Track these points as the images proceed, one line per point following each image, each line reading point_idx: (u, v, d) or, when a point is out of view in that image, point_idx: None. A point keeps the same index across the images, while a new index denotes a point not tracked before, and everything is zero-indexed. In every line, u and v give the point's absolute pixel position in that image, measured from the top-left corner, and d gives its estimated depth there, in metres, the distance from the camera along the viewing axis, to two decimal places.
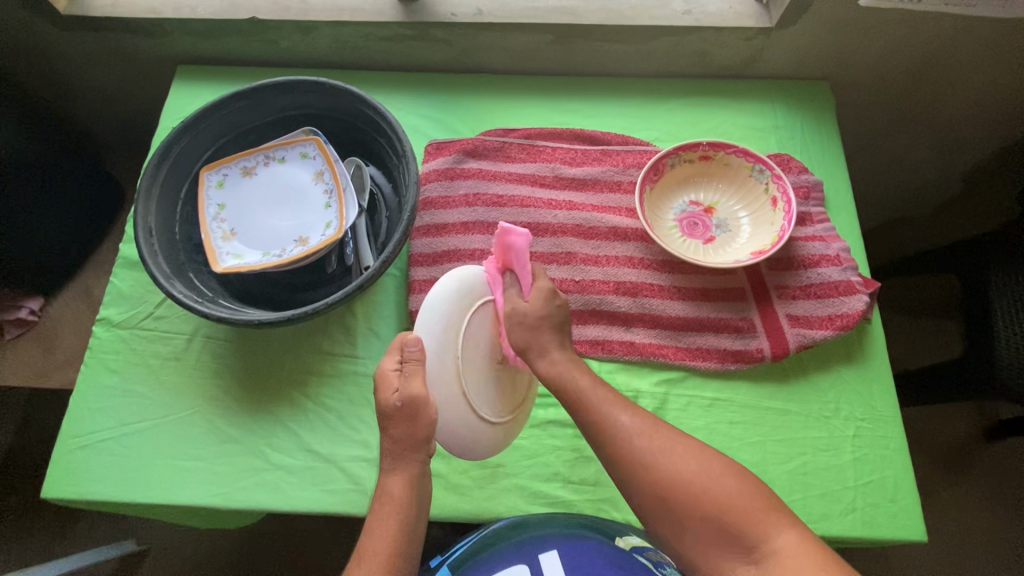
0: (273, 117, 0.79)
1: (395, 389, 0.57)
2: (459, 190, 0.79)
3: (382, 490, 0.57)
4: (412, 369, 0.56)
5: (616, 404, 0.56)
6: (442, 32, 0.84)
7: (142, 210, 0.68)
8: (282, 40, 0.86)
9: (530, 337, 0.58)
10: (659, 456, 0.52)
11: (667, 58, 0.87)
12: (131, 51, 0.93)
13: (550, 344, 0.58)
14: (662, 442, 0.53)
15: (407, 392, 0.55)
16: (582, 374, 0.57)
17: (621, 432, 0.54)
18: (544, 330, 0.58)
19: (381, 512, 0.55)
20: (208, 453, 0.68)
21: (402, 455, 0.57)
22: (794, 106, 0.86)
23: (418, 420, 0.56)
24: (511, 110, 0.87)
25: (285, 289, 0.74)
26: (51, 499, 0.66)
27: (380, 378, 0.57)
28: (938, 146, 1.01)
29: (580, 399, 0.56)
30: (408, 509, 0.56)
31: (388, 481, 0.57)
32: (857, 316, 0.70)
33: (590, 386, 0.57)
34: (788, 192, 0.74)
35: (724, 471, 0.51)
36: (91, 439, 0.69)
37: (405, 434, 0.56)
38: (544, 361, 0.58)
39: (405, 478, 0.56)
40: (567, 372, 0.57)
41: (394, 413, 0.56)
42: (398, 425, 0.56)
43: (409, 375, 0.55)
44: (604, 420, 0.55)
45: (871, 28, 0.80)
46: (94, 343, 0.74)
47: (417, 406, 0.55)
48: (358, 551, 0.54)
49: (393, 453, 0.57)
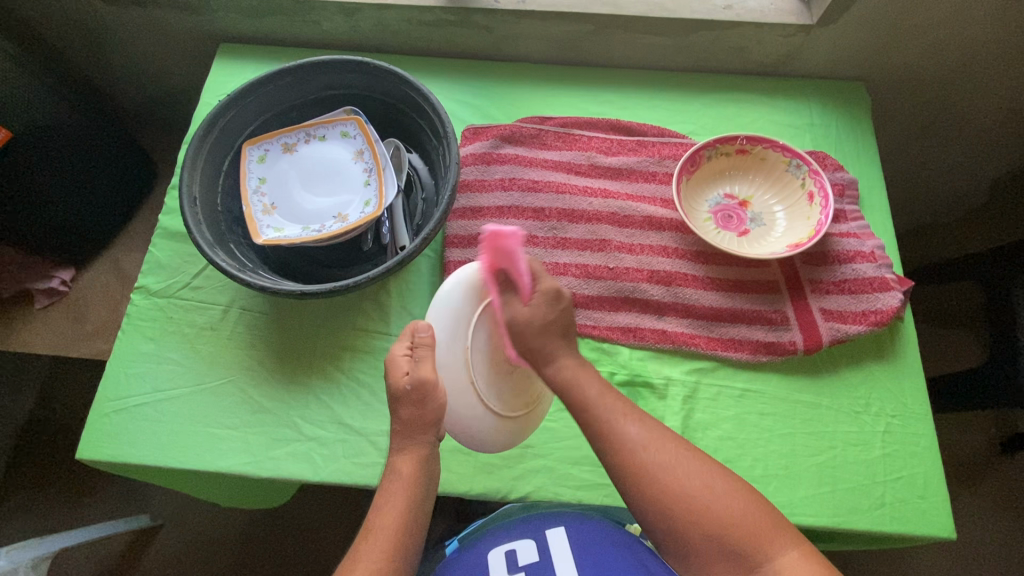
0: (314, 95, 0.80)
1: (405, 372, 0.58)
2: (495, 175, 0.80)
3: (390, 468, 0.58)
4: (423, 353, 0.59)
5: (625, 416, 0.55)
6: (483, 19, 0.85)
7: (187, 180, 0.69)
8: (325, 21, 0.87)
9: (536, 344, 0.57)
10: (669, 473, 0.52)
11: (706, 52, 0.87)
12: (175, 27, 0.94)
13: (556, 350, 0.57)
14: (669, 453, 0.53)
15: (416, 375, 0.57)
16: (595, 381, 0.57)
17: (632, 443, 0.53)
18: (548, 337, 0.57)
19: (389, 487, 0.56)
20: (240, 422, 0.69)
21: (412, 434, 0.57)
22: (829, 106, 0.87)
23: (428, 405, 0.57)
24: (548, 99, 0.87)
25: (321, 264, 0.75)
26: (85, 460, 0.66)
27: (389, 362, 0.59)
28: (968, 151, 1.01)
29: (585, 405, 0.56)
30: (416, 487, 0.56)
31: (396, 460, 0.57)
32: (891, 312, 0.70)
33: (597, 395, 0.56)
34: (826, 187, 0.74)
35: (730, 487, 0.52)
36: (126, 403, 0.69)
37: (415, 416, 0.57)
38: (553, 366, 0.57)
39: (415, 457, 0.57)
40: (580, 377, 0.57)
41: (403, 397, 0.57)
42: (407, 408, 0.57)
43: (419, 359, 0.58)
44: (614, 432, 0.54)
45: (911, 30, 0.81)
46: (132, 310, 0.74)
47: (426, 389, 0.57)
48: (367, 525, 0.55)
49: (402, 433, 0.58)
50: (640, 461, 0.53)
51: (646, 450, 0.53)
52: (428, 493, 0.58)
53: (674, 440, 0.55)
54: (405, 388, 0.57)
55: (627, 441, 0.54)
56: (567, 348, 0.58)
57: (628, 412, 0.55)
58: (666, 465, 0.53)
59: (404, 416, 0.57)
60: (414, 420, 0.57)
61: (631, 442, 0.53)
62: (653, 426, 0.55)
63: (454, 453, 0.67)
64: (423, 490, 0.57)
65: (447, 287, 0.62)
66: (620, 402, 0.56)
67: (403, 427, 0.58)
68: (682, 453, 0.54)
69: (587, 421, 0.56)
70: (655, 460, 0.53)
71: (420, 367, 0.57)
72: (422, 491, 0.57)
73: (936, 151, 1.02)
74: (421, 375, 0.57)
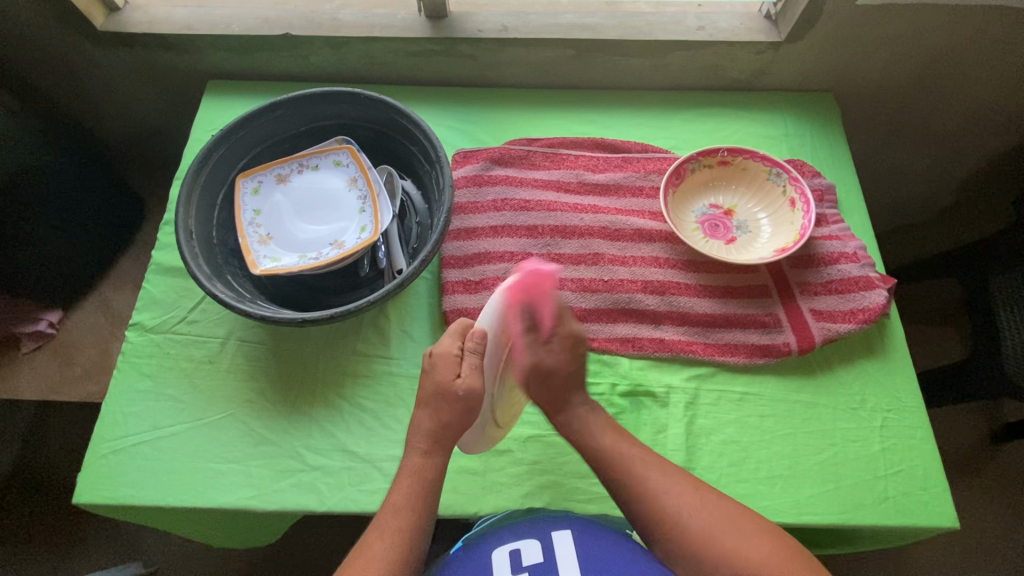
0: (306, 126, 0.81)
1: (456, 374, 0.60)
2: (487, 196, 0.82)
3: (410, 469, 0.59)
4: (473, 361, 0.60)
5: (643, 465, 0.58)
6: (469, 48, 0.88)
7: (183, 213, 0.70)
8: (313, 55, 0.90)
9: (554, 392, 0.62)
10: (686, 515, 0.55)
11: (682, 72, 0.91)
12: (164, 66, 0.95)
13: (573, 399, 0.62)
14: (690, 495, 0.56)
15: (469, 381, 0.59)
16: (613, 439, 0.61)
17: (652, 493, 0.57)
18: (566, 384, 0.62)
19: (406, 490, 0.57)
20: (242, 456, 0.68)
21: (439, 441, 0.59)
22: (801, 117, 0.91)
23: (467, 411, 0.59)
24: (535, 122, 0.90)
25: (318, 291, 0.75)
26: (82, 504, 0.65)
27: (440, 359, 0.61)
28: (933, 151, 1.06)
29: (606, 459, 0.59)
30: (427, 495, 0.58)
31: (419, 462, 0.59)
32: (878, 309, 0.73)
33: (612, 443, 0.60)
34: (806, 193, 0.78)
35: (741, 529, 0.54)
36: (124, 443, 0.68)
37: (451, 420, 0.59)
38: (566, 416, 0.62)
39: (438, 464, 0.59)
40: (596, 429, 0.61)
41: (450, 397, 0.59)
42: (450, 411, 0.59)
43: (471, 366, 0.60)
44: (632, 481, 0.58)
45: (871, 43, 0.86)
46: (127, 348, 0.74)
47: (474, 397, 0.59)
48: (378, 523, 0.56)
49: (433, 437, 0.59)
50: (662, 506, 0.56)
51: (668, 492, 0.57)
52: (433, 504, 0.58)
53: (695, 489, 0.57)
54: (457, 391, 0.59)
55: (652, 487, 0.57)
56: (581, 398, 0.63)
57: (646, 461, 0.59)
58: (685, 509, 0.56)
59: (441, 419, 0.59)
60: (451, 424, 0.59)
61: (649, 491, 0.57)
62: (669, 471, 0.58)
63: (461, 474, 0.67)
64: (432, 500, 0.58)
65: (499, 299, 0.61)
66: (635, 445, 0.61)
67: (435, 432, 0.59)
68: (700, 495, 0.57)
69: (605, 471, 0.60)
70: (675, 507, 0.56)
71: (471, 376, 0.59)
72: (433, 500, 0.58)
73: (904, 153, 1.07)
74: (472, 382, 0.59)
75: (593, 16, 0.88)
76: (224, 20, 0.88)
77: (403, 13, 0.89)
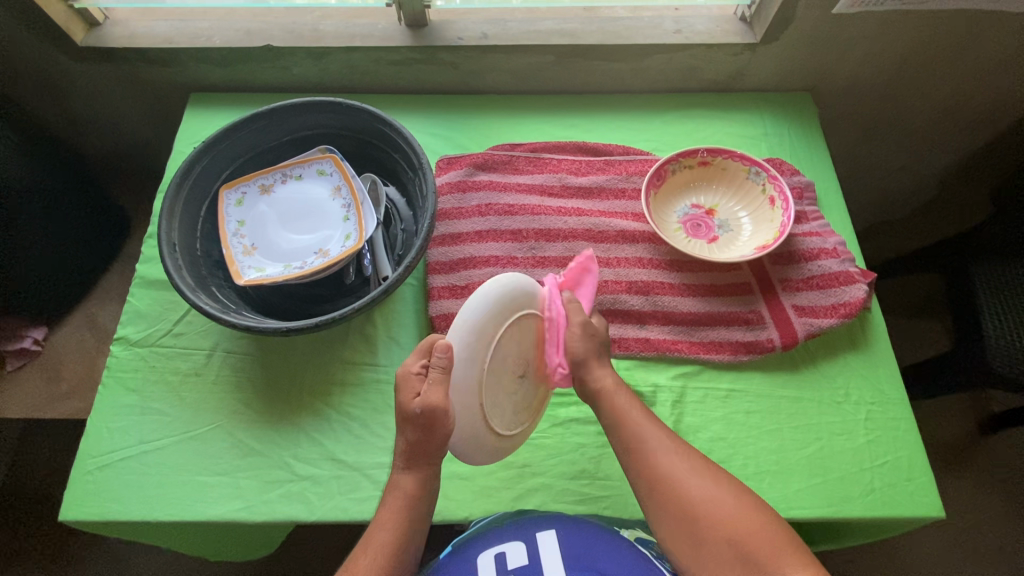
0: (288, 136, 0.82)
1: (416, 393, 0.57)
2: (471, 201, 0.83)
3: (393, 483, 0.58)
4: (434, 378, 0.55)
5: (652, 429, 0.60)
6: (449, 56, 0.89)
7: (165, 226, 0.70)
8: (295, 66, 0.90)
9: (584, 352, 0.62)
10: (682, 477, 0.56)
11: (661, 74, 0.92)
12: (146, 80, 0.95)
13: (595, 362, 0.62)
14: (685, 462, 0.58)
15: (427, 399, 0.55)
16: (628, 401, 0.62)
17: (654, 454, 0.58)
18: (595, 350, 0.63)
19: (394, 505, 0.57)
20: (230, 467, 0.67)
21: (417, 457, 0.58)
22: (779, 116, 0.92)
23: (435, 429, 0.56)
24: (517, 127, 0.91)
25: (304, 301, 0.75)
26: (68, 522, 0.64)
27: (403, 381, 0.58)
28: (911, 147, 1.08)
29: (616, 417, 0.61)
30: (414, 508, 0.57)
31: (401, 477, 0.58)
32: (859, 303, 0.74)
33: (630, 408, 0.62)
34: (785, 191, 0.79)
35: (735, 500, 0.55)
36: (109, 459, 0.67)
37: (422, 439, 0.56)
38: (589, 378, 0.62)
39: (419, 477, 0.58)
40: (613, 390, 0.62)
41: (411, 419, 0.56)
42: (416, 429, 0.56)
43: (431, 382, 0.55)
44: (638, 438, 0.60)
45: (844, 43, 0.88)
46: (112, 362, 0.73)
47: (437, 416, 0.55)
48: (366, 535, 0.56)
49: (408, 454, 0.58)
50: (657, 467, 0.58)
51: (665, 456, 0.58)
52: (421, 515, 0.58)
53: (696, 458, 0.58)
54: (415, 411, 0.55)
55: (650, 449, 0.59)
56: (605, 366, 0.63)
57: (656, 426, 0.61)
58: (678, 473, 0.57)
59: (411, 438, 0.57)
60: (420, 441, 0.57)
61: (652, 451, 0.59)
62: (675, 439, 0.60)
63: (451, 479, 0.67)
64: (420, 511, 0.58)
65: (476, 300, 0.54)
66: (645, 414, 0.62)
67: (410, 450, 0.57)
68: (695, 466, 0.57)
69: (616, 433, 0.61)
70: (674, 469, 0.57)
71: (430, 392, 0.55)
72: (421, 511, 0.58)
73: (882, 150, 1.09)
74: (430, 400, 0.54)
75: (571, 22, 0.89)
76: (205, 33, 0.89)
77: (384, 22, 0.89)
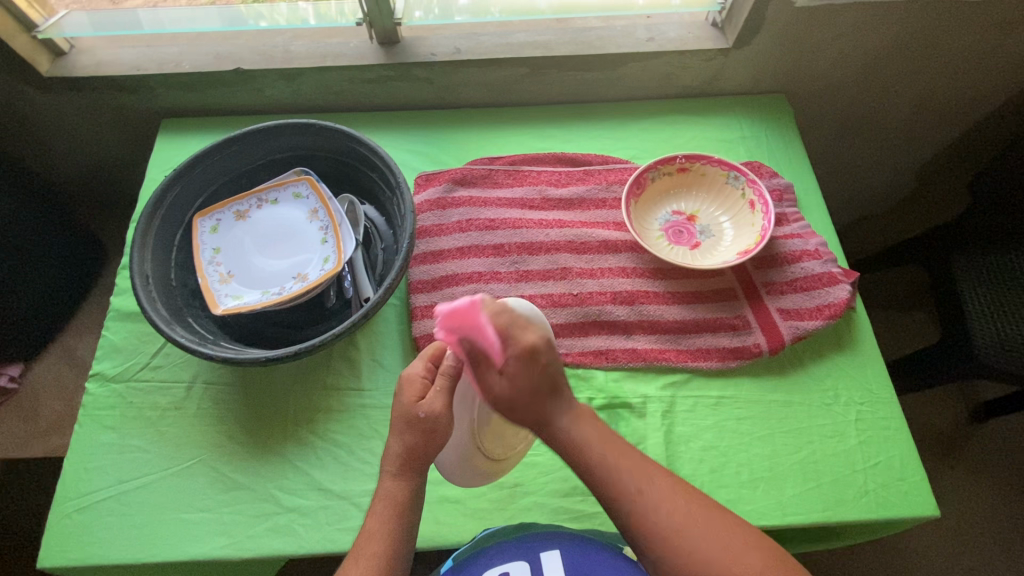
0: (263, 160, 0.80)
1: (420, 398, 0.55)
2: (451, 218, 0.82)
3: (380, 495, 0.55)
4: (440, 385, 0.56)
5: (644, 476, 0.51)
6: (423, 72, 0.88)
7: (137, 259, 0.68)
8: (267, 88, 0.89)
9: (529, 414, 0.52)
10: (687, 529, 0.49)
11: (637, 81, 0.92)
12: (117, 108, 0.94)
13: (551, 412, 0.52)
14: (687, 513, 0.50)
15: (431, 405, 0.55)
16: (602, 443, 0.52)
17: (650, 510, 0.50)
18: (538, 400, 0.52)
19: (381, 516, 0.54)
20: (214, 503, 0.65)
21: (410, 463, 0.55)
22: (756, 119, 0.93)
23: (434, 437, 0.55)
24: (496, 140, 0.91)
25: (284, 327, 0.73)
26: (47, 569, 0.62)
27: (407, 381, 0.56)
28: (887, 144, 1.09)
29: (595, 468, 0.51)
30: (399, 524, 0.54)
31: (391, 486, 0.55)
32: (843, 304, 0.74)
33: (609, 456, 0.52)
34: (764, 195, 0.79)
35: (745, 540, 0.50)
36: (86, 501, 0.65)
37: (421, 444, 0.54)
38: (550, 433, 0.52)
39: (409, 488, 0.55)
40: (585, 441, 0.52)
41: (412, 421, 0.55)
42: (414, 434, 0.54)
43: (436, 390, 0.55)
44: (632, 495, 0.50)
45: (817, 45, 0.88)
46: (88, 400, 0.71)
47: (438, 423, 0.55)
48: (355, 549, 0.54)
49: (402, 459, 0.55)
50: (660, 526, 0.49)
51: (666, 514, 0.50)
52: (414, 536, 0.56)
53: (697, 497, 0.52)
54: (419, 415, 0.54)
55: (649, 507, 0.50)
56: (563, 408, 0.53)
57: (647, 470, 0.52)
58: (688, 530, 0.49)
59: (408, 441, 0.55)
60: (418, 448, 0.55)
61: (649, 506, 0.50)
62: (667, 482, 0.52)
63: (441, 504, 0.65)
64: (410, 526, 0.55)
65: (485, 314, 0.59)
66: (630, 459, 0.52)
67: (407, 455, 0.55)
68: (702, 510, 0.51)
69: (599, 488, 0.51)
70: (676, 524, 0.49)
71: (433, 400, 0.55)
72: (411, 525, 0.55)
73: (860, 148, 1.10)
74: (433, 407, 0.54)
75: (544, 34, 0.89)
76: (174, 58, 0.88)
77: (356, 41, 0.88)
